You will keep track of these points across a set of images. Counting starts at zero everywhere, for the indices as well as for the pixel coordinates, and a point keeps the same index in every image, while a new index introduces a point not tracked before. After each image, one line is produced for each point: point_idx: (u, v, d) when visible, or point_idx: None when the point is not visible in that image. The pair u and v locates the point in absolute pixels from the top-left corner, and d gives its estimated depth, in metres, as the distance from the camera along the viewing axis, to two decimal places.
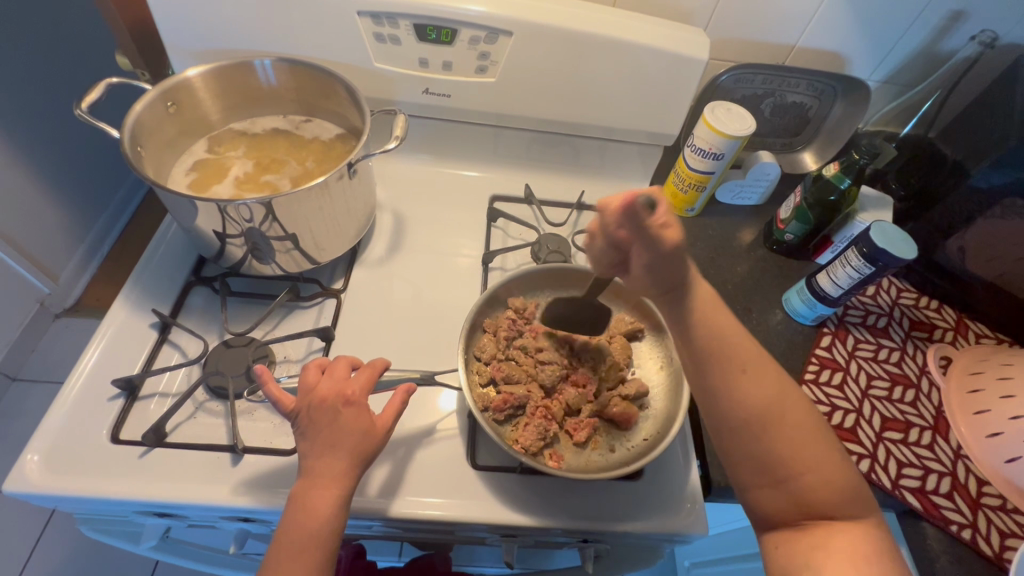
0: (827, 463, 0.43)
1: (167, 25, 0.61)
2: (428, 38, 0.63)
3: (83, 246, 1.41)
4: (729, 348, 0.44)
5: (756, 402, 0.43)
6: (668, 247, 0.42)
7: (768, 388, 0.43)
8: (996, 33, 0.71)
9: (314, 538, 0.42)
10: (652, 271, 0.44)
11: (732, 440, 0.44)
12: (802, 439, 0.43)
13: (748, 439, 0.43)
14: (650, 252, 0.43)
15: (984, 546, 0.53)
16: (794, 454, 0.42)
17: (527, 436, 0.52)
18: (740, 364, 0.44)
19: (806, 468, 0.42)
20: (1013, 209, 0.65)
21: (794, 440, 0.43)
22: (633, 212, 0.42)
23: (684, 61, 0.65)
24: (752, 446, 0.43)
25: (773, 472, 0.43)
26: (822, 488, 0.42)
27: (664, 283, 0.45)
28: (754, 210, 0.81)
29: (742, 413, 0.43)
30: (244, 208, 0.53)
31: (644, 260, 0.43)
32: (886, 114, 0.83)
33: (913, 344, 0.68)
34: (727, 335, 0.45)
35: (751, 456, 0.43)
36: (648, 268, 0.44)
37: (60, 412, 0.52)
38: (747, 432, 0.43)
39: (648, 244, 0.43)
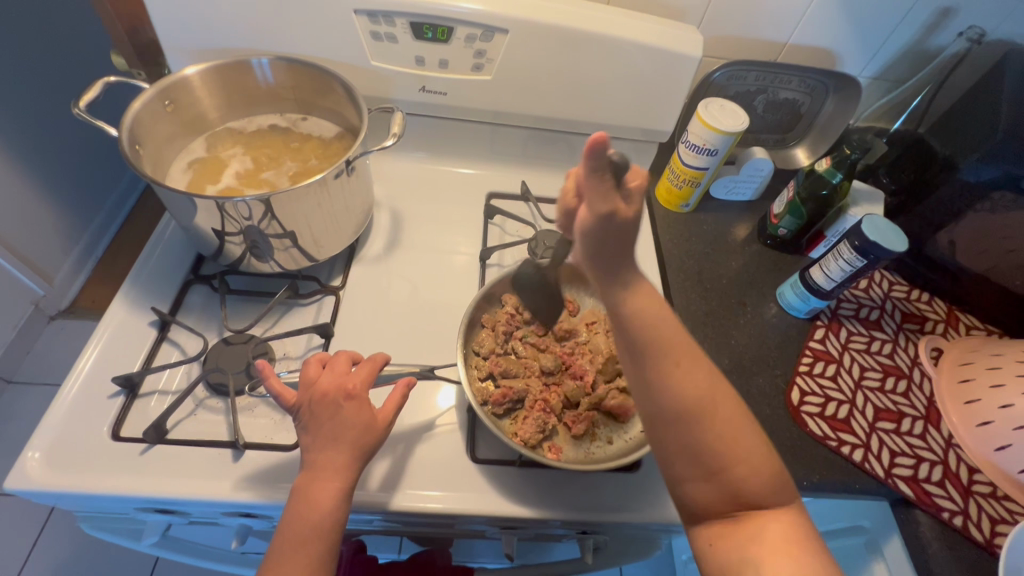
0: (757, 450, 0.42)
1: (164, 24, 0.61)
2: (424, 36, 0.63)
3: (78, 247, 1.40)
4: (663, 338, 0.42)
5: (687, 390, 0.41)
6: (617, 215, 0.38)
7: (700, 380, 0.42)
8: (984, 29, 0.72)
9: (317, 531, 0.43)
10: (591, 237, 0.40)
11: (664, 431, 0.42)
12: (733, 428, 0.42)
13: (679, 429, 0.41)
14: (597, 212, 0.38)
15: (975, 532, 0.54)
16: (725, 444, 0.41)
17: (526, 429, 0.53)
18: (673, 356, 0.42)
19: (736, 457, 0.41)
20: (1001, 204, 0.66)
21: (723, 429, 0.41)
22: (599, 157, 0.35)
23: (679, 58, 0.66)
24: (683, 436, 0.41)
25: (706, 464, 0.41)
26: (751, 480, 0.41)
27: (610, 248, 0.40)
28: (748, 206, 0.82)
29: (671, 404, 0.41)
30: (242, 206, 0.53)
31: (587, 217, 0.39)
32: (878, 108, 0.84)
33: (905, 336, 0.69)
34: (664, 324, 0.43)
35: (683, 447, 0.41)
36: (585, 230, 0.40)
37: (60, 409, 0.53)
38: (679, 423, 0.41)
39: (602, 200, 0.37)
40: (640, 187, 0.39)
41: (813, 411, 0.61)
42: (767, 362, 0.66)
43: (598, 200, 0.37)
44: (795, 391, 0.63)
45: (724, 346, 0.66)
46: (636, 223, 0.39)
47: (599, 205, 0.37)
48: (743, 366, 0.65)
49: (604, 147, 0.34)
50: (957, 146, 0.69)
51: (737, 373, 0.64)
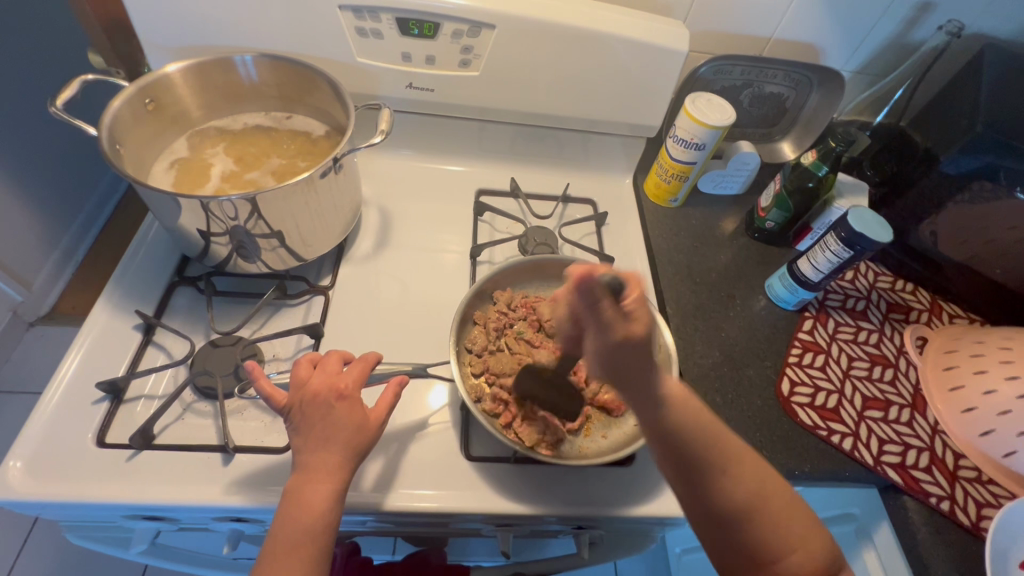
0: (813, 539, 0.40)
1: (143, 20, 0.60)
2: (410, 33, 0.63)
3: (58, 252, 1.37)
4: (705, 440, 0.39)
5: (735, 490, 0.39)
6: (629, 339, 0.36)
7: (752, 475, 0.40)
8: (962, 22, 0.73)
9: (310, 534, 0.42)
10: (607, 366, 0.37)
11: (710, 530, 0.40)
12: (786, 523, 0.40)
13: (724, 530, 0.39)
14: (606, 340, 0.36)
15: (962, 516, 0.55)
16: (777, 538, 0.39)
17: (526, 431, 0.52)
18: (720, 455, 0.39)
19: (788, 548, 0.39)
20: (981, 194, 0.67)
21: (776, 525, 0.39)
22: (592, 292, 0.35)
23: (666, 53, 0.66)
24: (734, 534, 0.39)
25: (760, 559, 0.39)
26: (805, 570, 0.39)
27: (629, 370, 0.37)
28: (735, 200, 0.83)
29: (719, 506, 0.39)
30: (228, 205, 0.52)
31: (598, 348, 0.37)
32: (858, 104, 0.86)
33: (891, 326, 0.70)
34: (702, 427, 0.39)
35: (732, 545, 0.39)
36: (602, 359, 0.37)
37: (41, 418, 0.51)
38: (730, 524, 0.39)
39: (602, 332, 0.36)
40: (641, 297, 0.36)
41: (803, 401, 0.62)
42: (756, 354, 0.66)
43: (604, 329, 0.36)
44: (785, 382, 0.63)
45: (715, 339, 0.67)
46: (648, 338, 0.36)
47: (606, 332, 0.36)
48: (734, 358, 0.65)
49: (589, 279, 0.35)
50: (938, 138, 0.71)
51: (727, 365, 0.64)
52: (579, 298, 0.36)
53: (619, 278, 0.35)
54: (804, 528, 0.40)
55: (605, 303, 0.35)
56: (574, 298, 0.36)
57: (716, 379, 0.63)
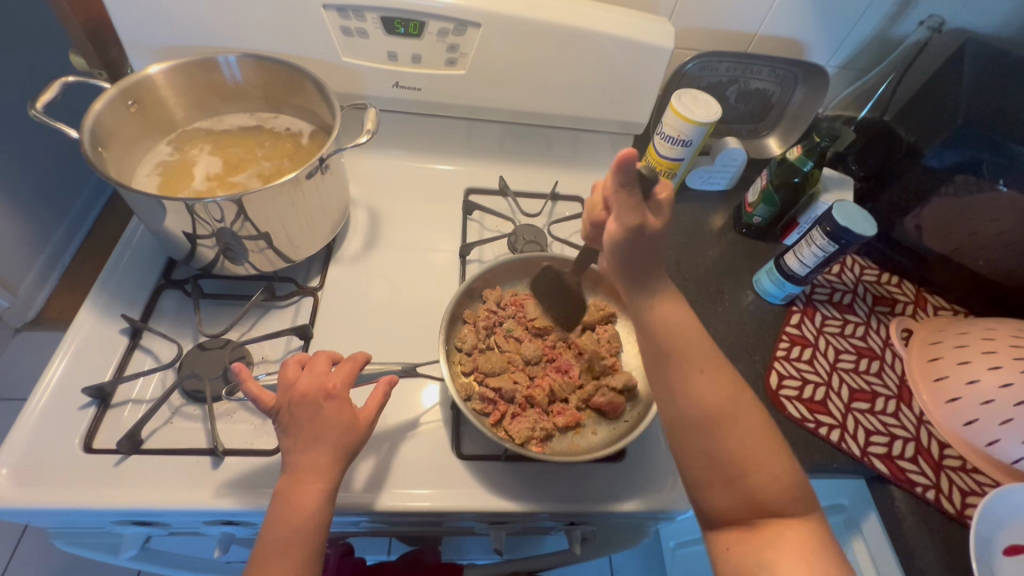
0: (776, 460, 0.44)
1: (123, 20, 0.59)
2: (396, 32, 0.62)
3: (44, 256, 1.36)
4: (683, 343, 0.46)
5: (707, 399, 0.44)
6: (644, 227, 0.44)
7: (722, 387, 0.45)
8: (944, 18, 0.74)
9: (300, 535, 0.42)
10: (625, 252, 0.46)
11: (686, 439, 0.44)
12: (755, 439, 0.44)
13: (696, 437, 0.44)
14: (632, 225, 0.44)
15: (948, 505, 0.56)
16: (744, 451, 0.43)
17: (519, 429, 0.52)
18: (696, 361, 0.45)
19: (755, 464, 0.43)
20: (965, 186, 0.68)
21: (745, 438, 0.44)
22: (630, 171, 0.41)
23: (651, 50, 0.66)
24: (707, 443, 0.44)
25: (727, 470, 0.43)
26: (771, 484, 0.43)
27: (646, 253, 0.46)
28: (723, 196, 0.83)
29: (689, 411, 0.44)
30: (213, 207, 0.52)
31: (617, 228, 0.44)
32: (844, 98, 0.86)
33: (877, 318, 0.71)
34: (684, 329, 0.46)
35: (703, 455, 0.44)
36: (617, 241, 0.45)
37: (28, 423, 0.51)
38: (704, 430, 0.44)
39: (630, 213, 0.43)
40: (666, 199, 0.45)
41: (791, 394, 0.62)
42: (746, 348, 0.67)
43: (628, 213, 0.43)
44: (773, 375, 0.64)
45: None
46: (658, 230, 0.45)
47: (629, 218, 0.43)
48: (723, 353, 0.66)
49: (631, 163, 0.40)
50: (920, 132, 0.71)
51: None
52: (619, 178, 0.42)
53: (653, 173, 0.44)
54: (773, 450, 0.44)
55: (637, 197, 0.43)
56: (612, 177, 0.43)
57: None
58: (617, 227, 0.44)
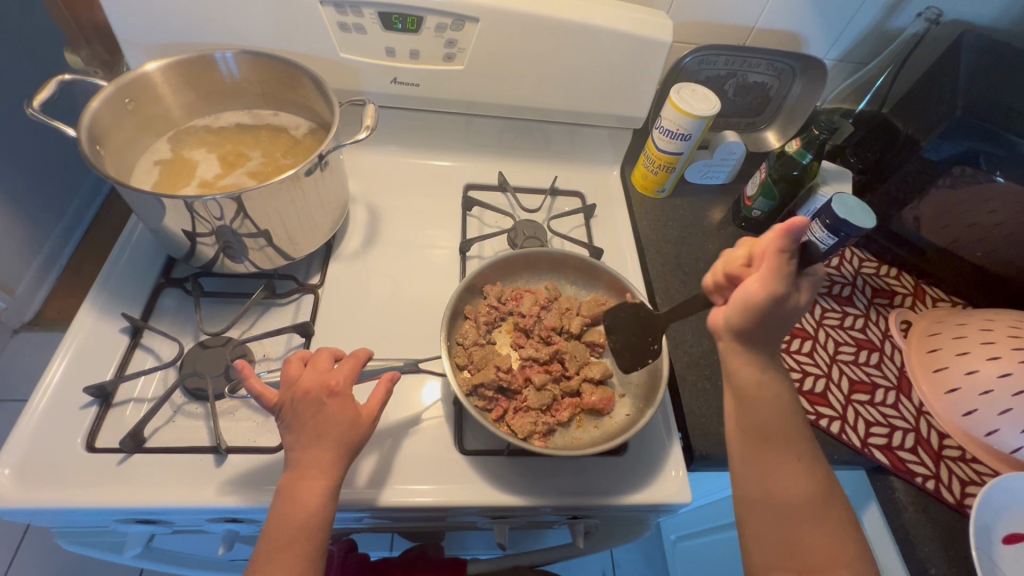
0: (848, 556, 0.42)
1: (118, 18, 0.59)
2: (393, 27, 0.62)
3: (41, 257, 1.35)
4: (773, 430, 0.45)
5: (793, 488, 0.44)
6: (782, 300, 0.43)
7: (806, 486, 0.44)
8: (940, 9, 0.74)
9: (304, 532, 0.42)
10: (750, 324, 0.44)
11: (763, 520, 0.44)
12: (835, 534, 0.43)
13: (772, 519, 0.44)
14: (774, 290, 0.42)
15: (947, 494, 0.57)
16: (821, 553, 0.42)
17: (537, 398, 0.55)
18: (779, 452, 0.45)
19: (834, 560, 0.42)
20: (961, 178, 0.68)
21: (828, 536, 0.43)
22: (796, 237, 0.41)
23: (650, 43, 0.66)
24: (785, 530, 0.43)
25: (802, 561, 0.42)
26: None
27: (774, 321, 0.44)
28: (721, 190, 0.83)
29: (773, 495, 0.44)
30: (213, 204, 0.51)
31: (759, 291, 0.43)
32: (842, 91, 0.86)
33: (876, 310, 0.71)
34: (780, 420, 0.45)
35: (779, 542, 0.43)
36: (749, 303, 0.44)
37: (29, 423, 0.51)
38: (783, 517, 0.44)
39: (777, 281, 0.42)
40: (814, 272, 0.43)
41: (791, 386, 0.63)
42: None
43: (775, 280, 0.42)
44: None
45: (703, 329, 0.67)
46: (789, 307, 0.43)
47: (773, 285, 0.42)
48: None
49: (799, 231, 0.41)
50: (918, 125, 0.71)
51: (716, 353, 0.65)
52: (780, 242, 0.42)
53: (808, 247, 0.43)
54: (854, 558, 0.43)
55: (790, 265, 0.42)
56: (771, 243, 0.43)
57: (706, 368, 0.64)
58: (758, 289, 0.43)
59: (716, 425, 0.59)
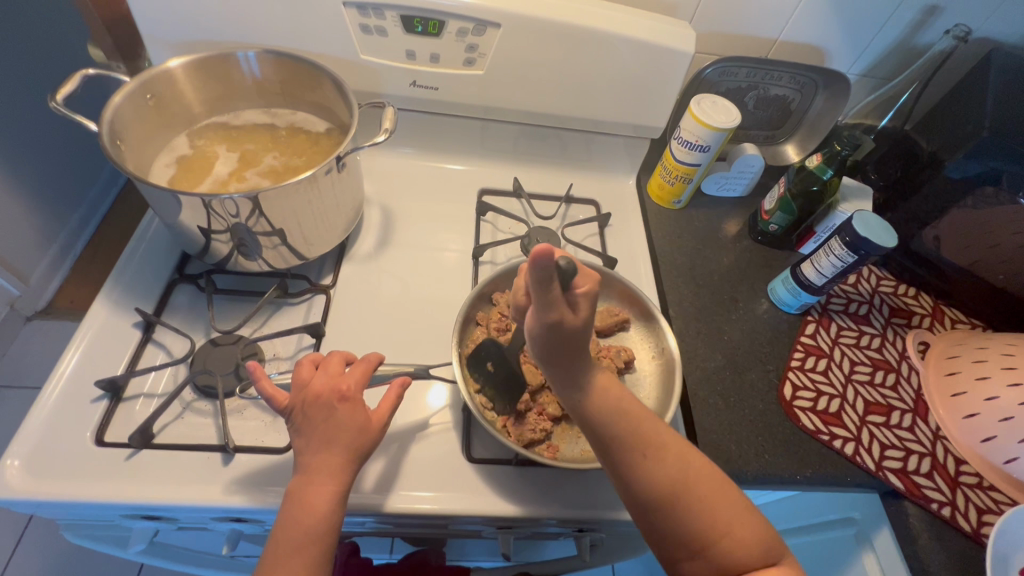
0: (738, 511, 0.39)
1: (144, 15, 0.59)
2: (415, 31, 0.62)
3: (56, 246, 1.37)
4: (621, 419, 0.40)
5: (660, 474, 0.39)
6: (561, 324, 0.35)
7: (668, 461, 0.39)
8: (968, 28, 0.72)
9: (310, 538, 0.41)
10: (541, 341, 0.37)
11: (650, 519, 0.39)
12: (715, 493, 0.39)
13: (649, 520, 0.40)
14: (544, 316, 0.35)
15: (963, 522, 0.55)
16: (714, 511, 0.39)
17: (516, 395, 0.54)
18: (627, 432, 0.40)
19: (721, 531, 0.38)
20: (985, 198, 0.67)
21: (710, 502, 0.39)
22: (544, 269, 0.32)
23: (671, 54, 0.65)
24: (667, 523, 0.39)
25: (695, 543, 0.38)
26: (739, 547, 0.38)
27: (560, 342, 0.37)
28: (738, 203, 0.83)
29: (644, 494, 0.39)
30: (229, 203, 0.51)
31: (534, 322, 0.36)
32: (864, 106, 0.85)
33: (893, 330, 0.70)
34: (612, 411, 0.40)
35: (665, 532, 0.39)
36: (534, 332, 0.37)
37: (39, 415, 0.51)
38: (660, 510, 0.39)
39: (544, 309, 0.34)
40: (591, 290, 0.35)
41: (805, 405, 0.62)
42: (759, 357, 0.66)
43: (543, 311, 0.35)
44: (787, 386, 0.63)
45: (717, 343, 0.67)
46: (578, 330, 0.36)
47: (543, 316, 0.35)
48: (736, 361, 0.65)
49: (547, 259, 0.32)
50: (944, 143, 0.70)
51: (729, 369, 0.64)
52: (533, 276, 0.33)
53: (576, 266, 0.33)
54: (725, 508, 0.39)
55: (554, 294, 0.33)
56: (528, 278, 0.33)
57: (718, 383, 0.63)
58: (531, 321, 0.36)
59: (729, 442, 0.58)
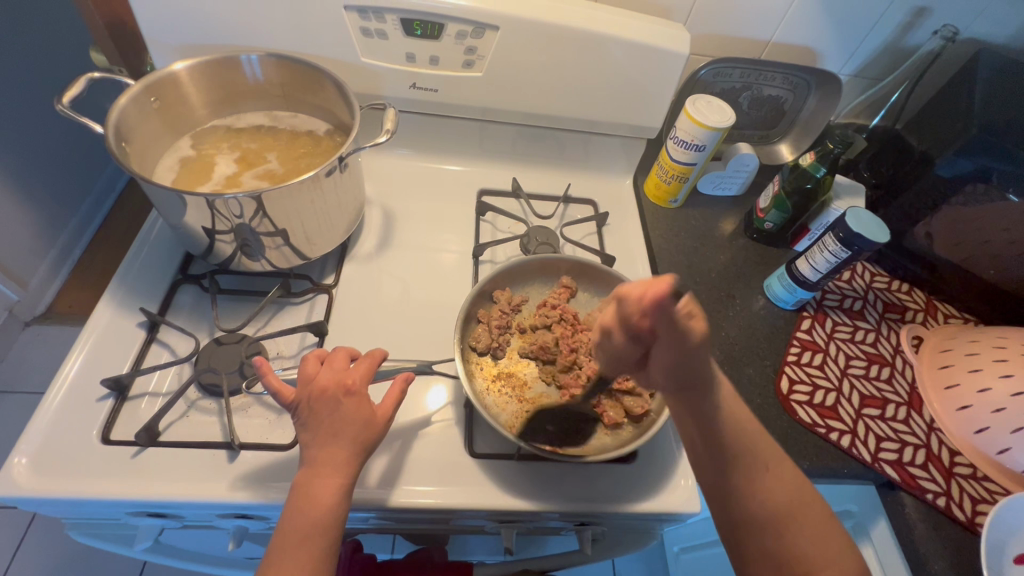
0: (840, 553, 0.39)
1: (147, 19, 0.60)
2: (414, 34, 0.63)
3: (54, 251, 1.37)
4: (745, 443, 0.42)
5: (774, 501, 0.40)
6: (688, 343, 0.38)
7: (786, 485, 0.41)
8: (956, 28, 0.74)
9: (318, 530, 0.42)
10: (672, 371, 0.40)
11: (755, 541, 0.40)
12: (821, 530, 0.40)
13: (754, 540, 0.40)
14: (675, 346, 0.39)
15: (958, 512, 0.56)
16: (817, 548, 0.39)
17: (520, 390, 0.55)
18: (746, 452, 0.41)
19: (825, 562, 0.39)
20: (975, 196, 0.68)
21: (815, 535, 0.40)
22: (664, 307, 0.37)
23: (667, 56, 0.67)
24: (772, 547, 0.39)
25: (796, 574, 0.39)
26: None
27: (687, 361, 0.40)
28: (733, 202, 0.84)
29: (756, 511, 0.40)
30: (233, 203, 0.52)
31: (664, 352, 0.39)
32: (856, 106, 0.87)
33: (887, 325, 0.71)
34: (736, 429, 0.42)
35: (769, 556, 0.39)
36: (657, 356, 0.41)
37: (46, 415, 0.51)
38: (770, 532, 0.40)
39: (673, 337, 0.38)
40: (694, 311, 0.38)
41: (802, 399, 0.63)
42: (756, 352, 0.67)
43: (672, 332, 0.38)
44: (784, 380, 0.64)
45: (714, 339, 0.68)
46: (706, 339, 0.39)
47: (674, 337, 0.38)
48: (734, 357, 0.66)
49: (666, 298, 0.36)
50: (933, 142, 0.71)
51: (725, 364, 0.65)
52: (651, 310, 0.37)
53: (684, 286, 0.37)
54: (834, 545, 0.40)
55: (676, 317, 0.37)
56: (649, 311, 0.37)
57: None
58: (664, 350, 0.39)
59: None
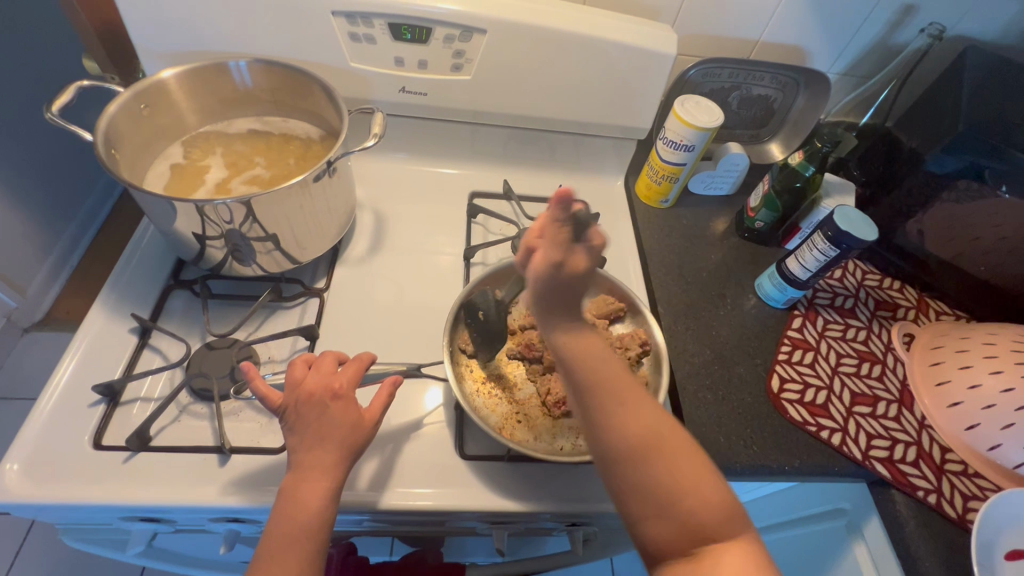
0: (703, 479, 0.39)
1: (137, 27, 0.60)
2: (403, 38, 0.64)
3: (51, 259, 1.37)
4: (609, 377, 0.42)
5: (631, 431, 0.40)
6: (563, 267, 0.41)
7: (644, 417, 0.40)
8: (943, 25, 0.75)
9: (305, 533, 0.42)
10: (543, 291, 0.43)
11: (625, 473, 0.39)
12: (686, 458, 0.39)
13: (622, 472, 0.39)
14: (557, 263, 0.41)
15: (949, 509, 0.56)
16: (686, 475, 0.39)
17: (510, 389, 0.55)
18: (608, 383, 0.41)
19: (690, 494, 0.38)
20: (967, 193, 0.68)
21: (676, 461, 0.39)
22: (564, 209, 0.41)
23: (655, 57, 0.67)
24: (637, 477, 0.39)
25: (658, 501, 0.38)
26: (701, 512, 0.37)
27: (560, 288, 0.42)
28: (725, 201, 0.84)
29: (621, 442, 0.40)
30: (223, 209, 0.52)
31: (541, 263, 0.42)
32: (846, 105, 0.87)
33: (878, 323, 0.71)
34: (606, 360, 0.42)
35: (636, 486, 0.39)
36: (539, 276, 0.42)
37: (37, 421, 0.51)
38: (624, 462, 0.39)
39: (560, 250, 0.41)
40: (599, 245, 0.42)
41: (793, 397, 0.63)
42: (748, 351, 0.67)
43: (554, 248, 0.41)
44: (775, 378, 0.64)
45: (706, 338, 0.68)
46: (584, 275, 0.42)
47: (551, 253, 0.41)
48: (725, 356, 0.66)
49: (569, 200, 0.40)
50: (922, 138, 0.71)
51: (716, 364, 0.65)
52: (555, 213, 0.41)
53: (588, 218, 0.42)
54: (700, 471, 0.39)
55: (567, 237, 0.41)
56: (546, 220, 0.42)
57: (707, 377, 0.64)
58: (539, 263, 0.42)
59: (719, 434, 0.59)
